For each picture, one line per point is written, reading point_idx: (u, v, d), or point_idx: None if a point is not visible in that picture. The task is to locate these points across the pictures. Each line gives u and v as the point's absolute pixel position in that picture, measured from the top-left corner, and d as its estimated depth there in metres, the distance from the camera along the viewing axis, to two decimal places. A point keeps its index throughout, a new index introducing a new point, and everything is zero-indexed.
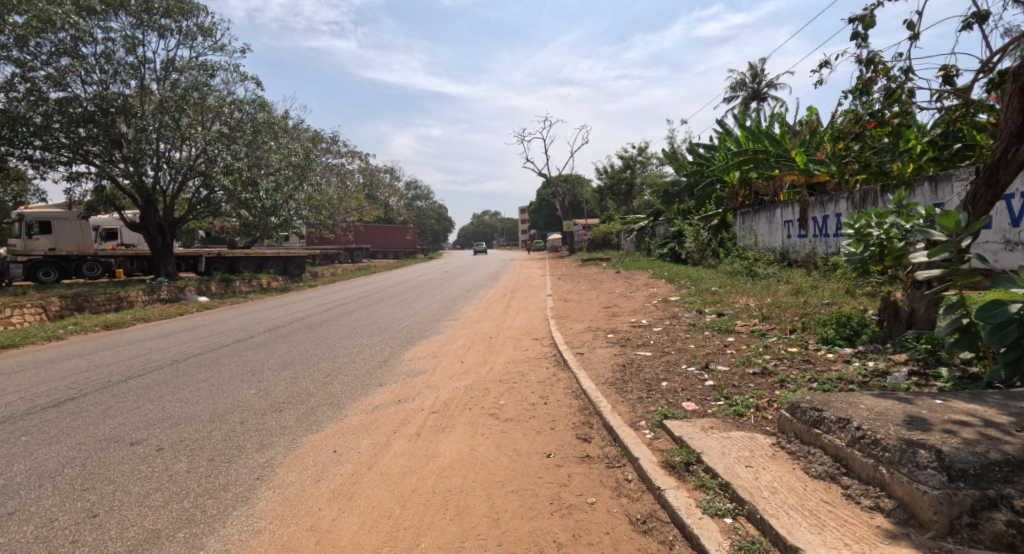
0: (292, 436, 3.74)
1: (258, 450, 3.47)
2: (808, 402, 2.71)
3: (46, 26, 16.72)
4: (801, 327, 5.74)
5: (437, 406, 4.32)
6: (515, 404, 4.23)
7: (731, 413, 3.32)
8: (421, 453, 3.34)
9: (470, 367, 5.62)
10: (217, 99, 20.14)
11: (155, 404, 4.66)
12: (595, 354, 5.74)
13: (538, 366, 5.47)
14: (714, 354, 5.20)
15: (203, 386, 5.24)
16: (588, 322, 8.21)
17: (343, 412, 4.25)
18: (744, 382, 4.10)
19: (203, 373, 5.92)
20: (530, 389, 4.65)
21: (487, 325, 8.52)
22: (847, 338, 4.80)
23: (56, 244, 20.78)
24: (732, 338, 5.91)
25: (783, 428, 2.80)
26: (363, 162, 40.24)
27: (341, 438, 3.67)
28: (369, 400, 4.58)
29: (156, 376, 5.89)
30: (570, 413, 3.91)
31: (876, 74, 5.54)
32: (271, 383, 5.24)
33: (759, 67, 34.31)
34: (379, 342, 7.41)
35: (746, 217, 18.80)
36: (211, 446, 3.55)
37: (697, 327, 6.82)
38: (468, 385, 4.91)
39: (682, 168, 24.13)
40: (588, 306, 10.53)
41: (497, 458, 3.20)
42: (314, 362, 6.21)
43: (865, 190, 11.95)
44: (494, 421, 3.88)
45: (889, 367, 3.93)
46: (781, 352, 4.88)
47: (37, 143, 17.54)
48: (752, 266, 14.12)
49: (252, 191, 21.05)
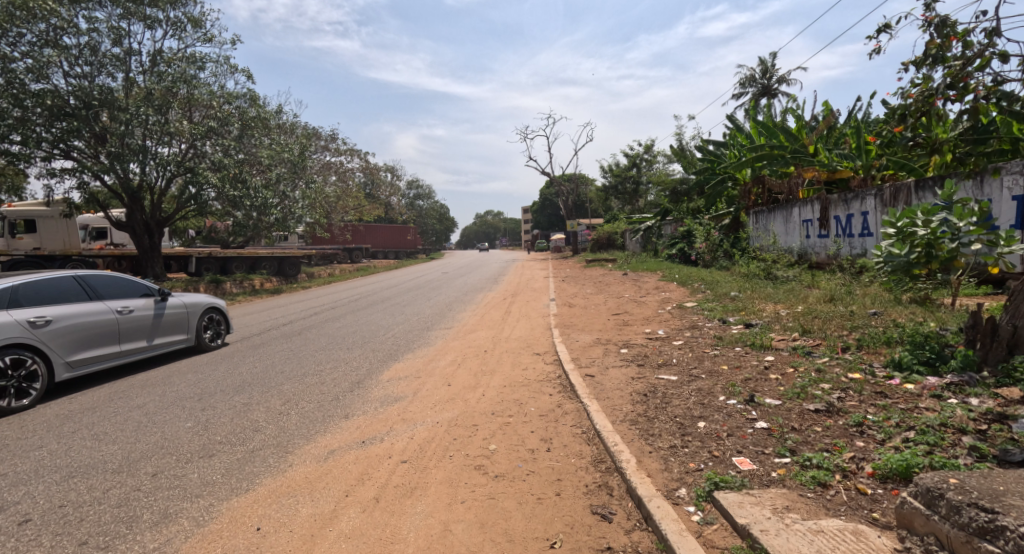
0: (208, 501, 2.77)
1: (155, 526, 2.53)
2: (957, 489, 1.72)
3: (25, 15, 15.88)
4: (857, 344, 4.75)
5: (410, 451, 3.39)
6: (511, 448, 3.34)
7: (810, 482, 2.34)
8: (374, 536, 2.39)
9: (458, 393, 4.67)
10: (206, 90, 19.36)
11: (61, 444, 3.71)
12: (608, 377, 4.77)
13: (538, 393, 4.53)
14: (756, 381, 4.19)
15: (134, 417, 4.31)
16: (596, 333, 7.22)
17: (289, 460, 3.31)
18: (807, 426, 3.12)
19: (143, 396, 4.98)
20: (529, 427, 3.71)
21: (483, 336, 7.55)
22: (927, 362, 3.80)
23: (40, 244, 20.16)
24: (772, 358, 4.91)
25: (915, 525, 1.80)
26: (362, 160, 39.30)
27: (273, 505, 2.71)
28: (327, 441, 3.63)
29: (88, 399, 4.96)
30: (578, 469, 2.96)
31: (952, 39, 4.54)
32: (216, 414, 4.30)
33: (769, 62, 33.41)
34: (357, 357, 6.48)
35: (760, 216, 17.74)
36: (93, 518, 2.59)
37: (725, 342, 5.84)
38: (452, 419, 3.97)
39: (691, 165, 23.20)
40: (595, 312, 9.56)
41: (478, 549, 2.24)
42: (276, 384, 5.26)
43: (897, 185, 10.97)
44: (480, 479, 2.92)
45: (1005, 408, 2.94)
46: (843, 380, 3.89)
47: (16, 137, 16.65)
48: (771, 268, 13.16)
49: (241, 188, 20.07)
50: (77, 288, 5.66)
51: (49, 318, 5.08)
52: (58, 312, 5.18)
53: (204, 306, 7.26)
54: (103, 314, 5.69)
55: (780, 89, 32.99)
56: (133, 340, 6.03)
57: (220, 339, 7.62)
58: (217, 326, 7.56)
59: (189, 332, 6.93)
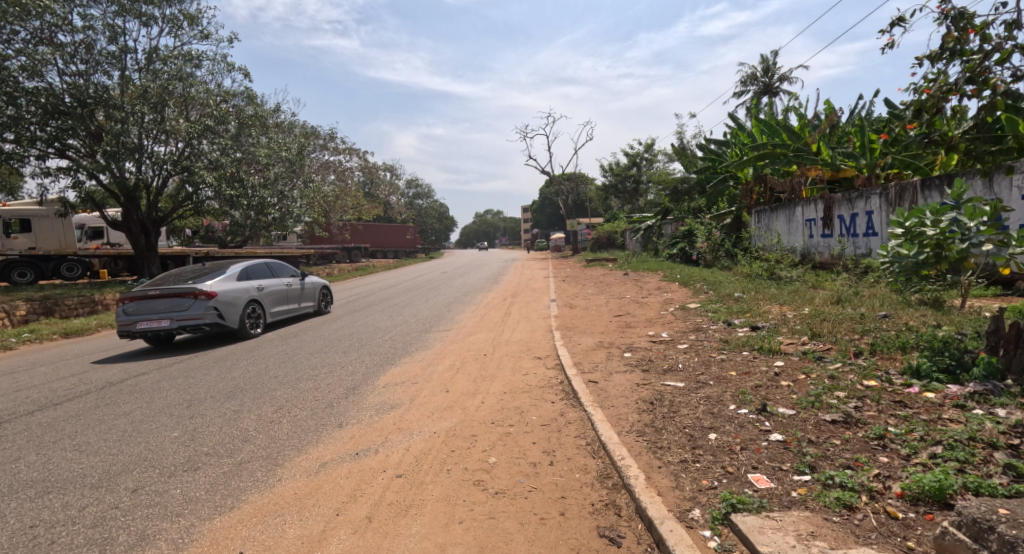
0: (189, 521, 2.60)
1: (130, 549, 2.34)
2: (1008, 519, 1.55)
3: (20, 12, 15.69)
4: (870, 349, 4.58)
5: (405, 464, 3.22)
6: (511, 461, 3.17)
7: (835, 504, 2.17)
8: None
9: (456, 400, 4.51)
10: (202, 88, 19.10)
11: (39, 456, 3.53)
12: (611, 383, 4.60)
13: (540, 400, 4.36)
14: (767, 389, 4.02)
15: (119, 426, 4.13)
16: (598, 336, 7.06)
17: (278, 474, 3.13)
18: (824, 438, 2.95)
19: (130, 403, 4.80)
20: (531, 437, 3.55)
21: (482, 339, 7.39)
22: (947, 370, 3.63)
23: (36, 244, 19.76)
24: (781, 363, 4.74)
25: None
26: (361, 159, 39.09)
27: (258, 526, 2.53)
28: (319, 453, 3.46)
29: (73, 407, 4.78)
30: (583, 486, 2.80)
31: (969, 32, 4.34)
32: (204, 423, 4.12)
33: (771, 60, 33.28)
34: (353, 361, 6.31)
35: (762, 215, 17.55)
36: (65, 540, 2.41)
37: (731, 346, 5.67)
38: (450, 428, 3.81)
39: (692, 165, 23.05)
40: (597, 314, 9.39)
41: None
42: (268, 390, 5.09)
43: (903, 185, 10.81)
44: (479, 496, 2.76)
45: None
46: (858, 388, 3.72)
47: (10, 135, 16.45)
48: (774, 268, 12.99)
49: (238, 187, 19.83)
50: (265, 270, 9.69)
51: (262, 286, 9.15)
52: (264, 282, 9.21)
53: (319, 286, 11.27)
54: (279, 286, 9.74)
55: (782, 87, 32.86)
56: (292, 301, 10.12)
57: (326, 306, 11.72)
58: (324, 297, 11.63)
59: (314, 302, 11.05)
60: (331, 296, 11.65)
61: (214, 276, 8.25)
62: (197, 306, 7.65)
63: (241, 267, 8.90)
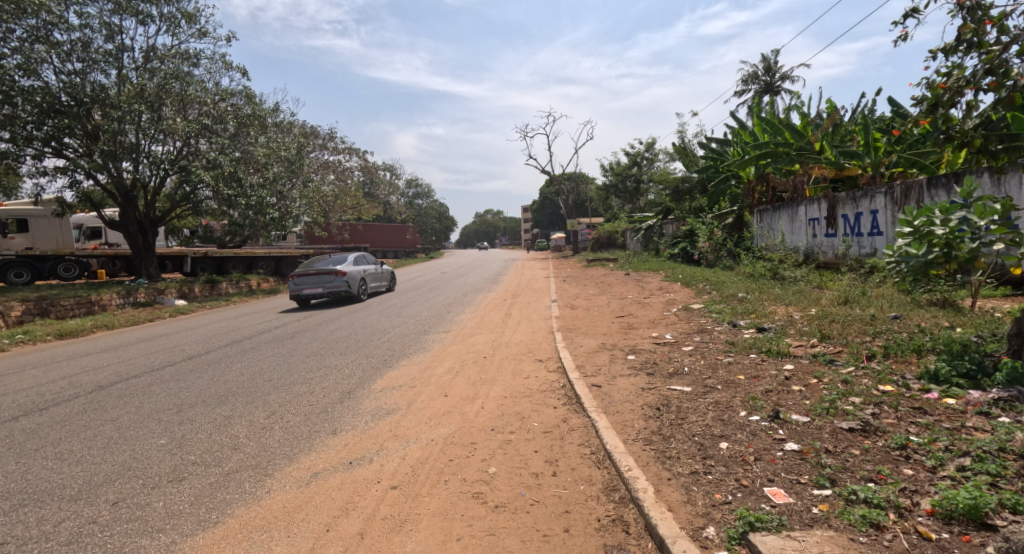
0: (170, 537, 2.43)
1: None
2: None
3: (15, 11, 15.54)
4: (883, 352, 4.43)
5: (400, 476, 3.05)
6: (512, 472, 3.02)
7: (863, 524, 2.01)
8: None
9: (455, 405, 4.36)
10: (200, 87, 18.88)
11: (20, 464, 3.38)
12: (616, 388, 4.44)
13: (541, 405, 4.21)
14: (778, 394, 3.87)
15: (105, 432, 3.99)
16: (601, 338, 6.91)
17: (267, 484, 2.98)
18: (842, 448, 2.80)
19: (119, 407, 4.65)
20: (532, 446, 3.40)
21: (482, 340, 7.25)
22: (968, 375, 3.47)
23: (33, 244, 19.71)
24: (792, 367, 4.58)
25: None
26: (360, 159, 38.93)
27: (243, 542, 2.37)
28: (311, 462, 3.30)
29: (60, 411, 4.64)
30: (588, 499, 2.64)
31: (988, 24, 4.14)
32: (193, 430, 3.96)
33: (772, 59, 33.15)
34: (350, 363, 6.16)
35: (764, 215, 17.38)
36: None
37: (738, 348, 5.52)
38: (449, 435, 3.65)
39: (693, 164, 22.91)
40: (598, 315, 9.24)
41: None
42: (261, 394, 4.93)
43: (908, 184, 10.66)
44: (479, 511, 2.60)
45: None
46: (874, 393, 3.57)
47: (6, 134, 16.30)
48: (777, 268, 12.83)
49: (236, 186, 19.69)
50: (361, 259, 15.14)
51: (365, 269, 14.68)
52: (364, 267, 14.75)
53: (389, 272, 16.65)
54: (372, 269, 15.32)
55: (783, 86, 32.72)
56: (378, 279, 15.64)
57: (391, 286, 17.11)
58: (392, 279, 17.05)
59: (386, 282, 16.47)
60: (395, 278, 16.96)
61: (342, 263, 13.86)
62: (336, 280, 13.27)
63: (352, 258, 14.45)
